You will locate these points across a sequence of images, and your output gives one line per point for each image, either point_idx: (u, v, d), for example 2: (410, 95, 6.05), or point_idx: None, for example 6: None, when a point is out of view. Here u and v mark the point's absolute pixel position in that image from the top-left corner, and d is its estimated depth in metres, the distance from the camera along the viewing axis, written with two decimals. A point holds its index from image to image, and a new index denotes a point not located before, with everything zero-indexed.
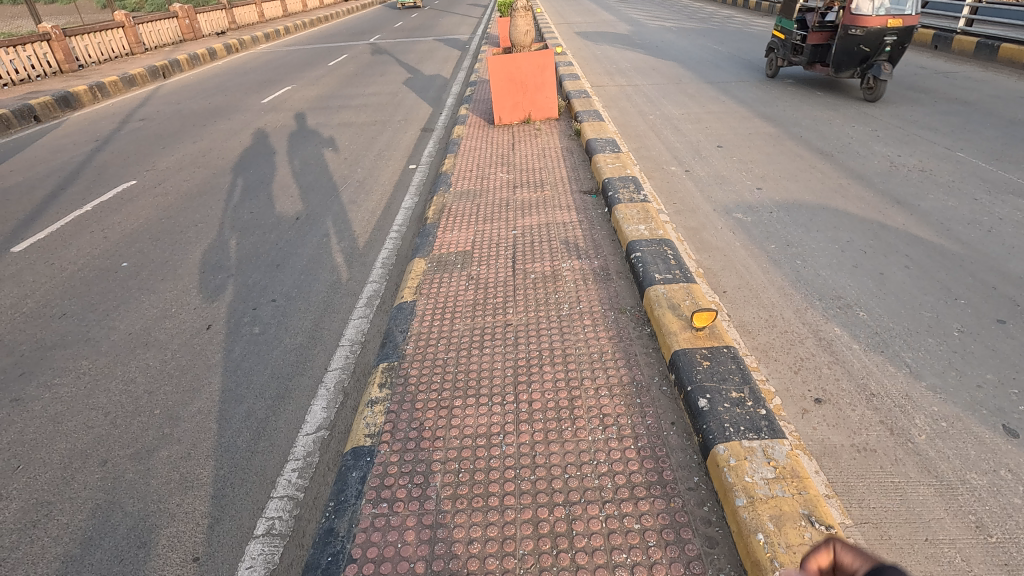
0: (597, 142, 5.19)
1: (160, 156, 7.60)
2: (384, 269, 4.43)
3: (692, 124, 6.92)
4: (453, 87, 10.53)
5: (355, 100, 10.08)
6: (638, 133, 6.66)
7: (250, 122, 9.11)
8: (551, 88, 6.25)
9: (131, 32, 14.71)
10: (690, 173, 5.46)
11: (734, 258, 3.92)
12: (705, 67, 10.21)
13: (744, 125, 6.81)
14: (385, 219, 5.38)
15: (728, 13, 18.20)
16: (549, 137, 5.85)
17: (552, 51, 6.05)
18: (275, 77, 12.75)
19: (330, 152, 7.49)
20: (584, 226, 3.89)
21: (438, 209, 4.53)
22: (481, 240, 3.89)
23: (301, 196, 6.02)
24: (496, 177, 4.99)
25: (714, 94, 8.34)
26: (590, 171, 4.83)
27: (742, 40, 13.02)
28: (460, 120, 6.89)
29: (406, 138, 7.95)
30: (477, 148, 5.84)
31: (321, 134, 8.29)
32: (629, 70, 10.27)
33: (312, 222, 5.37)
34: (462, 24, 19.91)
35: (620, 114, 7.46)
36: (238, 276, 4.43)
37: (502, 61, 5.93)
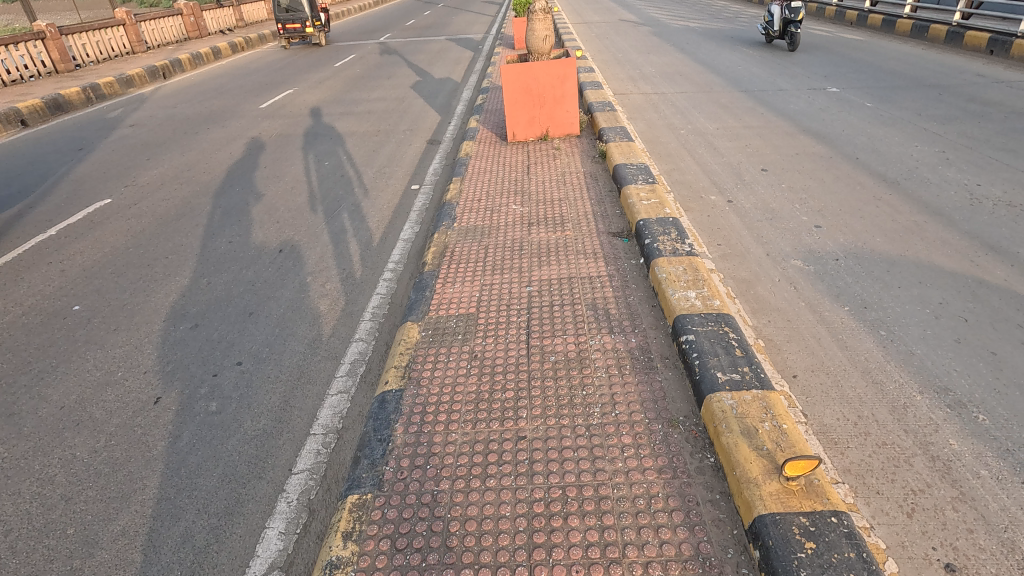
0: (627, 168, 4.45)
1: (142, 169, 6.98)
2: (373, 323, 3.73)
3: (730, 141, 6.16)
4: (464, 93, 9.81)
5: (358, 106, 9.39)
6: (670, 153, 5.88)
7: (245, 130, 8.47)
8: (572, 101, 5.51)
9: (131, 30, 14.19)
10: (734, 204, 4.69)
11: (800, 325, 3.17)
12: (738, 73, 9.40)
13: (791, 144, 6.02)
14: (380, 253, 4.68)
15: (756, 12, 17.29)
16: (570, 158, 5.11)
17: (573, 60, 5.30)
18: (277, 79, 12.11)
19: (327, 166, 6.82)
20: (615, 283, 3.17)
21: (438, 251, 3.81)
22: (488, 298, 3.17)
23: (289, 221, 5.34)
24: (508, 209, 4.26)
25: (752, 105, 7.53)
26: (619, 205, 4.09)
27: (775, 43, 12.14)
28: (469, 135, 6.18)
29: (410, 151, 7.24)
30: (487, 171, 5.12)
31: (318, 144, 7.63)
32: (655, 76, 9.47)
33: (297, 254, 4.69)
34: (476, 22, 19.16)
35: (648, 129, 6.69)
36: (204, 330, 3.77)
37: (515, 71, 5.22)
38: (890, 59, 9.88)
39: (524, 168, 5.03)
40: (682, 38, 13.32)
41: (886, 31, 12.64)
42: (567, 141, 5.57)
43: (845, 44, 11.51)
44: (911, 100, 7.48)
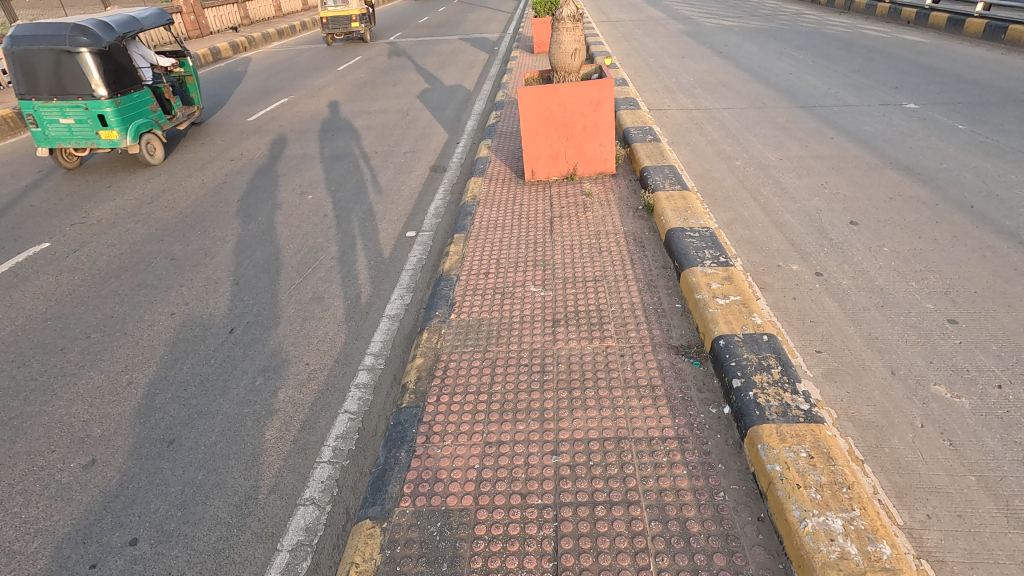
0: (683, 234, 3.31)
1: (99, 199, 6.00)
2: (334, 471, 2.65)
3: (799, 178, 4.98)
4: (476, 105, 8.65)
5: (357, 120, 8.33)
6: (728, 194, 4.71)
7: (226, 147, 7.47)
8: (607, 132, 4.36)
9: None
10: (826, 278, 3.52)
11: (982, 529, 2.02)
12: (791, 83, 8.17)
13: (879, 183, 4.80)
14: (356, 337, 3.59)
15: (796, 9, 15.91)
16: (605, 209, 3.97)
17: (610, 82, 4.17)
18: (274, 86, 11.10)
19: (311, 198, 5.77)
20: (691, 456, 2.04)
21: (424, 366, 2.69)
22: (493, 478, 2.06)
23: (253, 281, 4.31)
24: (525, 292, 3.16)
25: (817, 125, 6.30)
26: (680, 295, 2.95)
27: (827, 45, 10.79)
28: (478, 168, 5.08)
29: (410, 179, 6.15)
30: (499, 224, 4.01)
31: (305, 169, 6.59)
32: (694, 87, 8.23)
33: (252, 338, 3.65)
34: (493, 20, 18.03)
35: (694, 159, 5.52)
36: (102, 468, 2.73)
37: (533, 95, 4.19)
38: (969, 65, 8.55)
39: (545, 222, 3.92)
40: (719, 40, 12.04)
41: (952, 31, 11.26)
42: (599, 181, 4.42)
43: (909, 46, 10.13)
44: (1012, 119, 6.20)
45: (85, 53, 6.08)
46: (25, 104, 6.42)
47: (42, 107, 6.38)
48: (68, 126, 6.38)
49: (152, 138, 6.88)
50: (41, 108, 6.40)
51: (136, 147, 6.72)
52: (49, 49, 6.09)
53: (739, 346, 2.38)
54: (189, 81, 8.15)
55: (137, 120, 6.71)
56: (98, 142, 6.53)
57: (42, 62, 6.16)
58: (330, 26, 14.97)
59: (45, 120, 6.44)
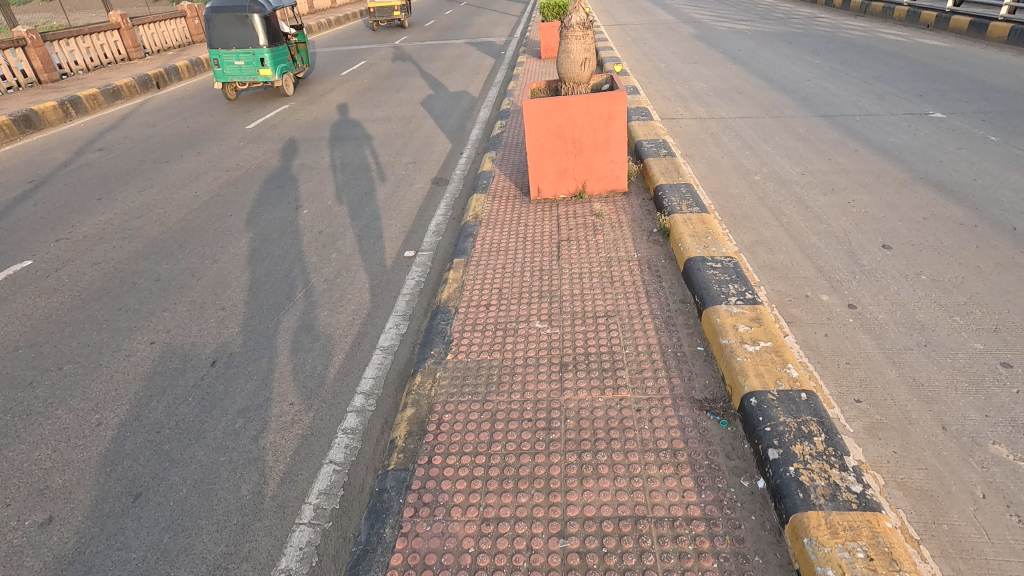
0: (703, 263, 3.02)
1: (87, 213, 5.77)
2: (314, 535, 2.37)
3: (824, 197, 4.66)
4: (481, 113, 8.38)
5: (358, 128, 8.08)
6: (747, 214, 4.41)
7: (223, 157, 7.23)
8: (619, 148, 4.07)
9: (127, 34, 13.19)
10: (860, 312, 3.21)
11: None
12: (809, 91, 7.84)
13: (910, 201, 4.49)
14: (346, 372, 3.31)
15: (810, 13, 15.58)
16: (617, 232, 3.67)
17: (622, 94, 3.89)
18: (275, 91, 10.89)
19: (306, 213, 5.51)
20: (722, 547, 1.73)
21: (415, 419, 2.41)
22: (491, 567, 1.76)
23: (240, 305, 4.04)
24: (529, 330, 2.87)
25: (839, 137, 5.98)
26: (702, 336, 2.65)
27: (844, 50, 10.45)
28: (481, 185, 4.81)
29: (411, 192, 5.87)
30: (502, 248, 3.72)
31: (302, 180, 6.33)
32: (707, 95, 7.92)
33: (235, 372, 3.37)
34: (500, 24, 17.78)
35: (710, 173, 5.22)
36: (59, 528, 2.46)
37: (540, 108, 3.92)
38: (996, 71, 8.19)
39: (551, 246, 3.64)
40: (731, 44, 11.71)
41: (974, 36, 10.90)
42: (610, 200, 4.13)
43: (930, 52, 9.76)
44: None
45: (255, 16, 9.42)
46: (213, 52, 9.76)
47: (225, 53, 9.67)
48: (240, 66, 9.73)
49: (283, 80, 10.08)
50: (221, 52, 9.69)
51: (280, 83, 10.00)
52: (235, 22, 9.43)
53: (774, 405, 2.09)
54: (297, 46, 10.82)
55: (270, 61, 9.76)
56: (257, 78, 9.85)
57: (226, 23, 9.47)
58: (374, 14, 17.17)
59: (225, 62, 9.77)
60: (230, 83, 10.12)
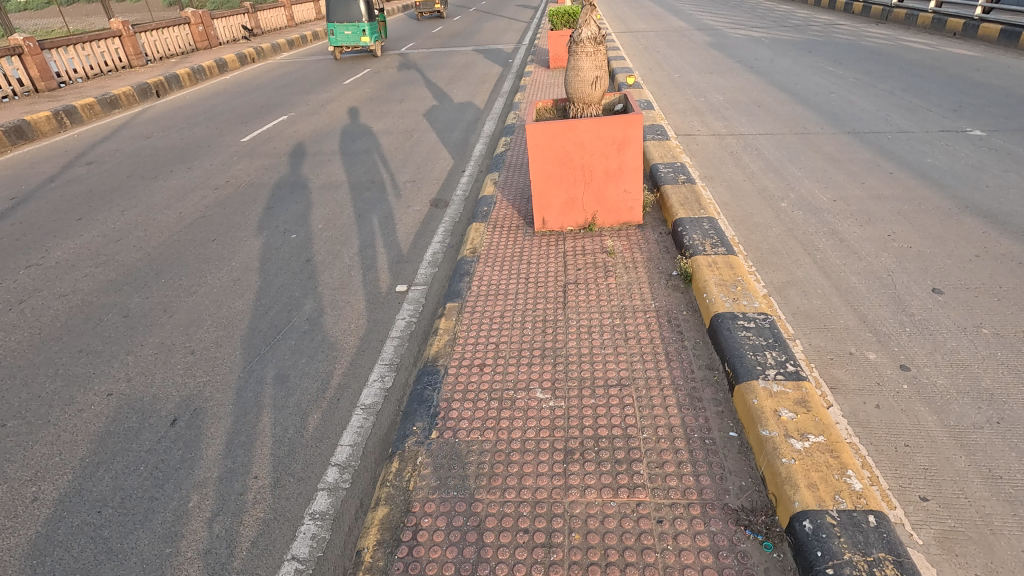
0: (734, 322, 2.58)
1: (64, 235, 5.43)
2: None
3: (859, 229, 4.22)
4: (486, 126, 7.99)
5: (356, 142, 7.71)
6: (775, 249, 3.96)
7: (214, 173, 6.90)
8: (634, 177, 3.65)
9: (128, 41, 12.98)
10: (914, 376, 2.75)
11: None
12: (834, 104, 7.39)
13: (958, 235, 4.01)
14: (320, 438, 2.90)
15: (828, 19, 15.09)
16: (631, 275, 3.25)
17: (638, 118, 3.47)
18: (276, 101, 10.58)
19: (294, 238, 5.12)
20: None
21: (388, 524, 1.99)
22: None
23: (211, 348, 3.66)
24: (529, 402, 2.44)
25: (871, 157, 5.52)
26: (736, 417, 2.22)
27: (868, 60, 9.95)
28: (481, 212, 4.41)
29: (407, 215, 5.47)
30: (502, 289, 3.31)
31: (293, 200, 5.97)
32: (725, 109, 7.47)
33: (196, 433, 2.98)
34: (508, 30, 17.44)
35: (731, 199, 4.77)
36: None
37: (546, 130, 3.51)
38: None
39: (557, 290, 3.21)
40: (748, 53, 11.28)
41: (1005, 44, 10.37)
42: (623, 234, 3.70)
43: (960, 62, 9.26)
44: None
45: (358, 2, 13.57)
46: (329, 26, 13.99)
47: (339, 26, 13.91)
48: (347, 35, 13.89)
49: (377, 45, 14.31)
50: (336, 24, 13.91)
51: (375, 46, 14.32)
52: (347, 7, 13.68)
53: (835, 534, 1.66)
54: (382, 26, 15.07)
55: (369, 30, 13.91)
56: (359, 44, 14.03)
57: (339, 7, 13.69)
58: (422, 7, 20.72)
59: (337, 32, 13.93)
60: (340, 49, 14.37)
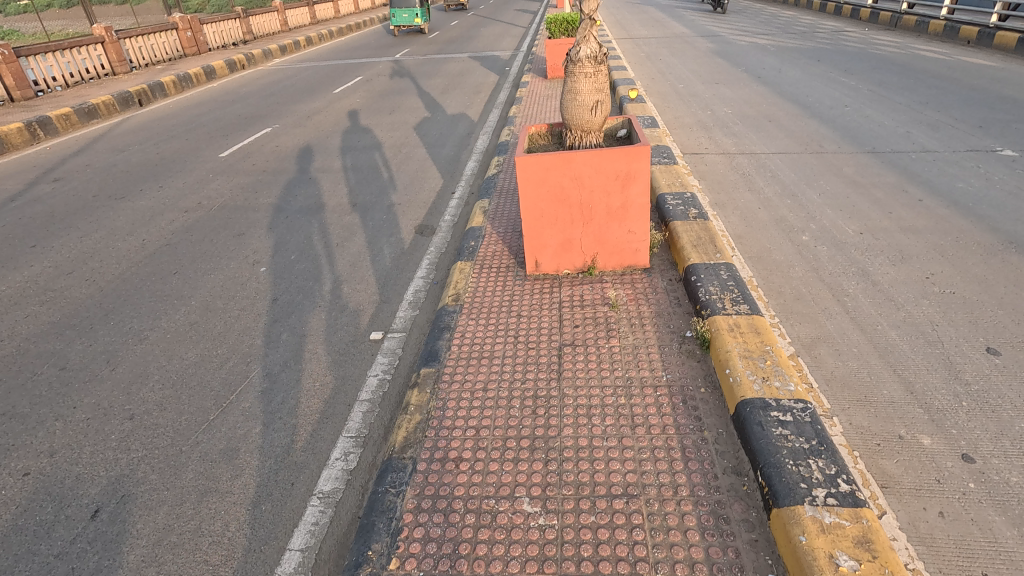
0: (765, 412, 2.11)
1: (12, 265, 4.95)
2: None
3: (891, 268, 3.75)
4: (479, 141, 7.53)
5: (342, 159, 7.24)
6: (799, 295, 3.49)
7: (187, 193, 6.42)
8: (641, 217, 3.18)
9: (111, 48, 12.53)
10: (981, 472, 2.27)
11: None
12: (849, 119, 6.95)
13: (1005, 277, 3.55)
14: (263, 541, 2.40)
15: (834, 26, 14.71)
16: (638, 336, 2.78)
17: (645, 150, 3.00)
18: (261, 112, 10.12)
19: (264, 271, 4.65)
20: None
21: None
22: None
23: (153, 412, 3.17)
24: (513, 519, 1.95)
25: (895, 181, 5.07)
26: (777, 555, 1.74)
27: (879, 69, 9.52)
28: (468, 248, 3.95)
29: (390, 243, 5.00)
30: (487, 350, 2.84)
31: (268, 225, 5.50)
32: (733, 124, 7.01)
33: (118, 531, 2.49)
34: (506, 36, 17.04)
35: (746, 232, 4.31)
36: None
37: (537, 163, 3.05)
38: None
39: (550, 354, 2.74)
40: (754, 61, 10.85)
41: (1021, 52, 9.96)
42: (627, 282, 3.22)
43: (977, 72, 8.84)
44: None
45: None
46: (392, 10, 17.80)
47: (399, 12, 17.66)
48: (406, 16, 17.67)
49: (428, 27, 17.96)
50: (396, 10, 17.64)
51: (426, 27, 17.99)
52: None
53: None
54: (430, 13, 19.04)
55: (421, 14, 17.65)
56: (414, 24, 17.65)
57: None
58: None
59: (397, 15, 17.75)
60: (399, 25, 18.08)
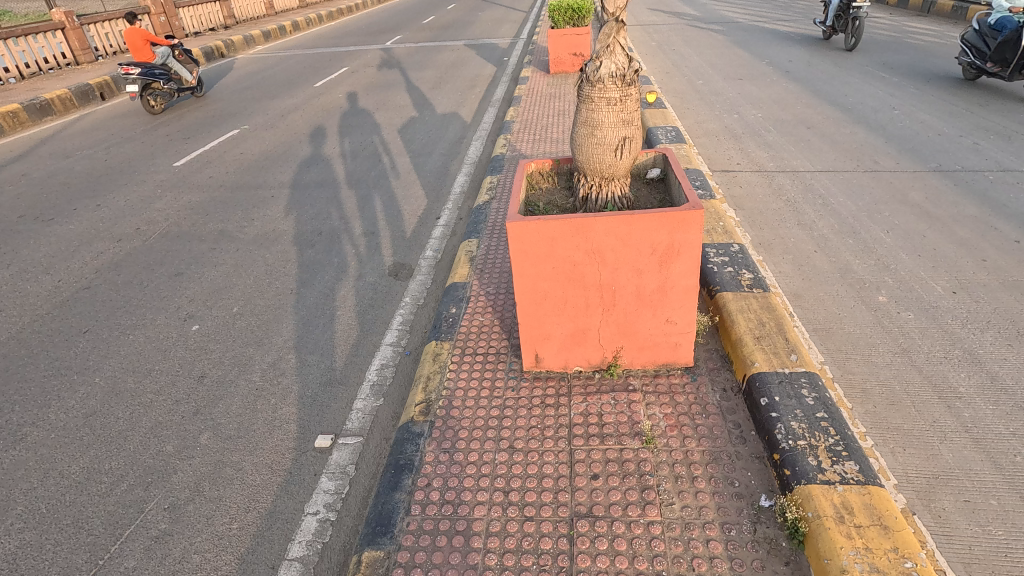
0: None
1: None
2: None
3: (1009, 350, 2.81)
4: (472, 148, 6.54)
5: (312, 170, 6.25)
6: (892, 399, 2.57)
7: (125, 213, 5.45)
8: (687, 303, 2.24)
9: (72, 34, 11.44)
10: None
11: None
12: (901, 126, 5.95)
13: None
14: None
15: (861, 11, 13.53)
16: (689, 503, 1.86)
17: (697, 213, 2.04)
18: (232, 109, 9.10)
19: (196, 329, 3.71)
20: None
21: None
22: None
23: None
24: None
25: (979, 213, 4.12)
26: None
27: (922, 63, 8.49)
28: (448, 318, 3.02)
29: (356, 289, 4.05)
30: (465, 515, 1.93)
31: (212, 261, 4.55)
32: (767, 131, 6.01)
33: None
34: (505, 22, 15.90)
35: (804, 290, 3.37)
36: None
37: (538, 229, 2.12)
38: None
39: (556, 536, 1.82)
40: (779, 52, 9.79)
41: None
42: (663, 395, 2.29)
43: None
44: None
45: None
46: None
47: None
48: None
49: None
50: None
51: None
52: None
53: None
54: None
55: None
56: None
57: None
58: None
59: None
60: None
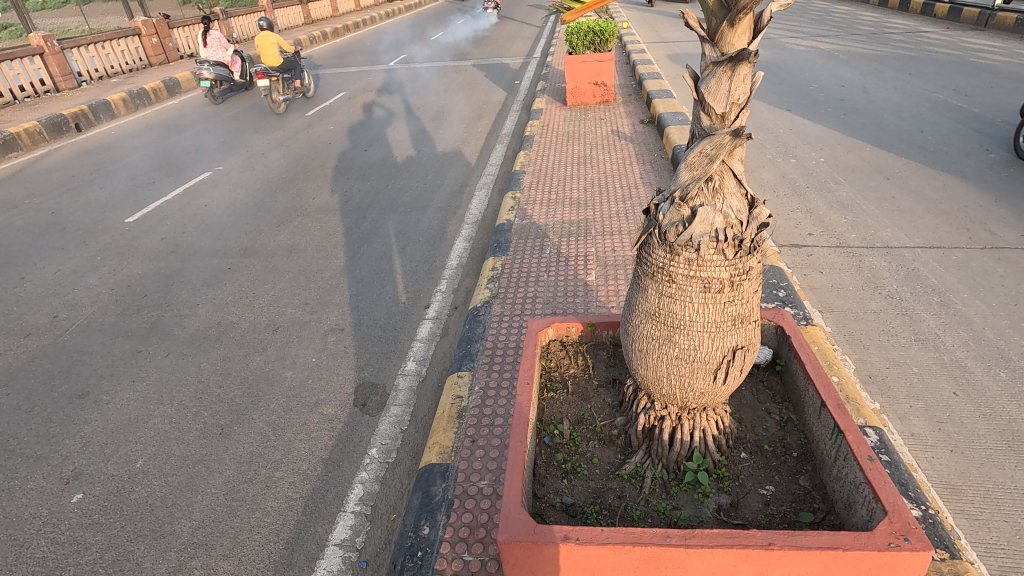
0: None
1: None
2: None
3: None
4: (475, 200, 5.48)
5: (283, 230, 5.21)
6: None
7: (49, 292, 4.44)
8: None
9: (53, 60, 10.69)
10: None
11: None
12: (1005, 176, 4.78)
13: None
14: None
15: (907, 25, 12.27)
16: None
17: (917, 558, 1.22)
18: (210, 144, 8.14)
19: (76, 502, 2.63)
20: None
21: None
22: None
23: None
24: None
25: None
26: None
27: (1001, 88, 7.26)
28: (418, 548, 1.92)
29: (307, 430, 2.96)
30: None
31: (131, 371, 3.49)
32: (837, 183, 4.87)
33: None
34: (518, 38, 14.88)
35: (960, 476, 2.22)
36: None
37: (572, 556, 1.31)
38: None
39: None
40: (827, 74, 8.62)
41: None
42: None
43: None
44: None
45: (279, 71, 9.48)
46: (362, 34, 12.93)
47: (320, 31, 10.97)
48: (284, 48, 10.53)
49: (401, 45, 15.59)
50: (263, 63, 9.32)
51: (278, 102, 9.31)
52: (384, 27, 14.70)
53: None
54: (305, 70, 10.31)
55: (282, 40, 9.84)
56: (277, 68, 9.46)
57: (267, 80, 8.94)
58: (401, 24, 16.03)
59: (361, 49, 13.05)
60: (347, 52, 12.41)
